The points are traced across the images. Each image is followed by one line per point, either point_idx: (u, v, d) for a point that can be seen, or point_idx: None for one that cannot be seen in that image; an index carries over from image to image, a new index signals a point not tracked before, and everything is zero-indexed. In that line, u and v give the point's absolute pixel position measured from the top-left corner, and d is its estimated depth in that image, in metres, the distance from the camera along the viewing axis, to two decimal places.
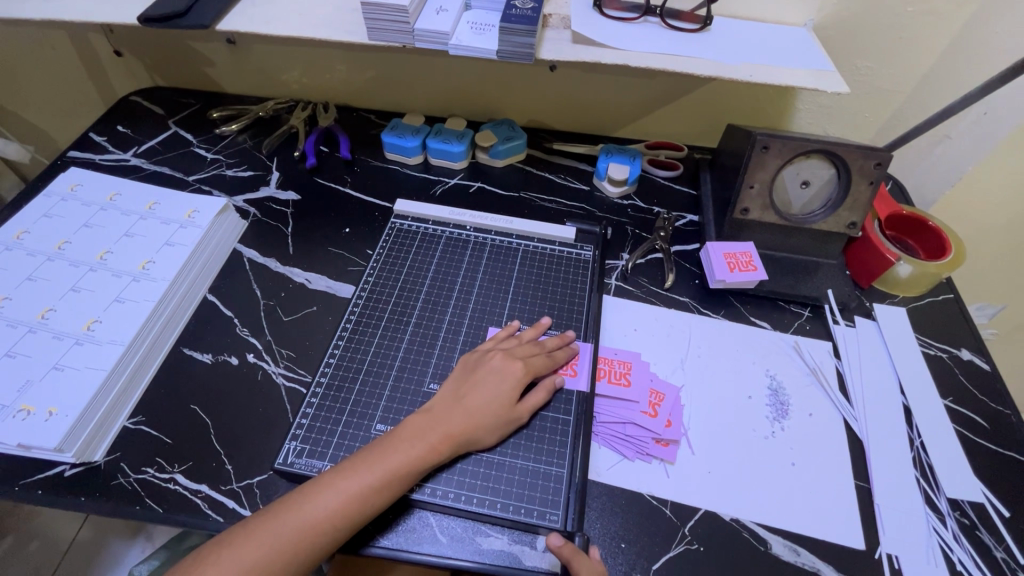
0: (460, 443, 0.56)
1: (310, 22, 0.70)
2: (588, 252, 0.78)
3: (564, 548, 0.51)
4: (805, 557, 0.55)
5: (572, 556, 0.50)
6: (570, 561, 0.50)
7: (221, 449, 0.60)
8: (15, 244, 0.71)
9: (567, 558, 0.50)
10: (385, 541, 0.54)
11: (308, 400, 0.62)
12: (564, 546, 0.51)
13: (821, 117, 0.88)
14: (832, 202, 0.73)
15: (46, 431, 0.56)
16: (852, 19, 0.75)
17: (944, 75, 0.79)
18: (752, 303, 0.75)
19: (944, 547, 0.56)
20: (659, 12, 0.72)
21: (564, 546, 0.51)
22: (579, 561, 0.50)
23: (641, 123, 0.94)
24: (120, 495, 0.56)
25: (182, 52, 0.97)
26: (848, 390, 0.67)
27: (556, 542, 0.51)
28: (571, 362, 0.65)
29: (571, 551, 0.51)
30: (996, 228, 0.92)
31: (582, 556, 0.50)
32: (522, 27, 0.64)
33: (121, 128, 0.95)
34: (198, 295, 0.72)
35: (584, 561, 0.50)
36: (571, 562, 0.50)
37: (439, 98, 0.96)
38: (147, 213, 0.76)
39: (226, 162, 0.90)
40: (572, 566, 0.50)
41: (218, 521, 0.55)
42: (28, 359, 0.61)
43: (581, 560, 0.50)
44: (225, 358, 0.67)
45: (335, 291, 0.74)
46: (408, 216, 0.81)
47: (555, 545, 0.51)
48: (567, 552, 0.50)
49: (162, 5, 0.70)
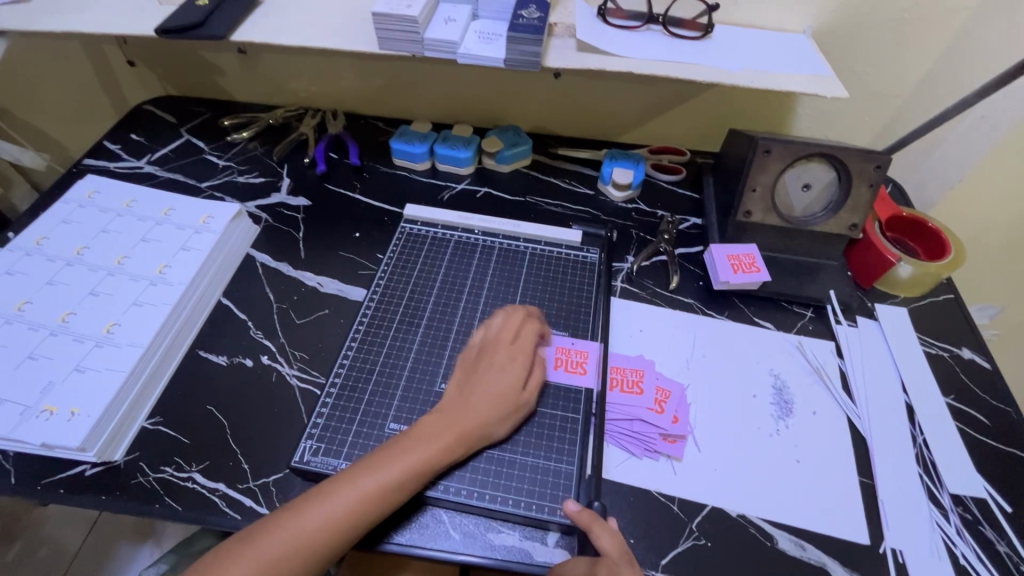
0: (473, 440, 0.57)
1: (322, 32, 0.72)
2: (594, 254, 0.79)
3: (582, 514, 0.52)
4: (811, 552, 0.56)
5: (591, 522, 0.52)
6: (590, 527, 0.52)
7: (238, 449, 0.61)
8: (35, 250, 0.73)
9: (585, 524, 0.52)
10: (400, 538, 0.55)
11: (322, 400, 0.63)
12: (582, 512, 0.53)
13: (820, 121, 0.89)
14: (832, 204, 0.74)
15: (69, 430, 0.57)
16: (850, 25, 0.77)
17: (941, 79, 0.80)
18: (754, 304, 0.77)
19: (947, 541, 0.57)
20: (662, 20, 0.74)
21: (582, 512, 0.53)
22: (598, 527, 0.52)
23: (643, 128, 0.96)
24: (140, 494, 0.58)
25: (194, 62, 0.99)
26: (851, 388, 0.68)
27: (573, 508, 0.53)
28: (580, 361, 0.67)
29: (589, 517, 0.52)
30: (994, 229, 0.94)
31: (600, 522, 0.52)
32: (529, 36, 0.66)
33: (134, 136, 0.97)
34: (213, 298, 0.74)
35: (602, 527, 0.52)
36: (591, 528, 0.51)
37: (445, 105, 0.98)
38: (162, 218, 0.78)
39: (238, 168, 0.92)
40: (591, 531, 0.51)
41: (235, 518, 0.56)
42: (50, 361, 0.63)
43: (599, 526, 0.52)
44: (240, 360, 0.69)
45: (346, 294, 0.76)
46: (418, 220, 0.83)
47: (574, 511, 0.53)
48: (586, 517, 0.52)
49: (178, 17, 0.72)
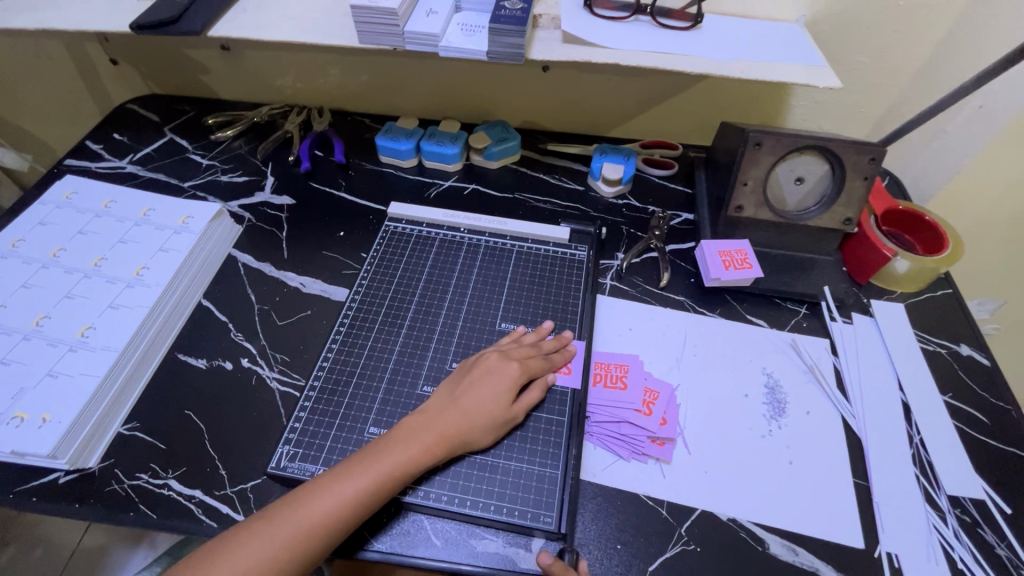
0: (455, 444, 0.56)
1: (301, 26, 0.71)
2: (583, 252, 0.77)
3: (553, 565, 0.50)
4: (803, 556, 0.54)
5: (562, 573, 0.50)
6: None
7: (215, 454, 0.60)
8: (11, 252, 0.71)
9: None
10: (380, 545, 0.54)
11: (301, 404, 0.62)
12: (554, 563, 0.50)
13: (814, 113, 0.87)
14: (826, 198, 0.72)
15: (40, 437, 0.56)
16: (843, 14, 0.75)
17: (938, 69, 0.78)
18: (748, 301, 0.75)
19: (945, 544, 0.56)
20: (650, 10, 0.71)
21: (554, 564, 0.50)
22: None
23: (634, 123, 0.94)
24: (113, 501, 0.56)
25: (176, 59, 0.97)
26: (846, 386, 0.66)
27: (546, 560, 0.51)
28: (619, 373, 0.66)
29: (560, 568, 0.50)
30: (995, 221, 0.91)
31: (571, 573, 0.50)
32: (512, 27, 0.64)
33: (116, 135, 0.96)
34: (192, 300, 0.72)
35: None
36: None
37: (433, 100, 0.96)
38: (141, 219, 0.77)
39: (222, 167, 0.91)
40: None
41: (212, 526, 0.55)
42: (23, 366, 0.61)
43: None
44: (219, 363, 0.67)
45: (329, 295, 0.74)
46: (402, 219, 0.81)
47: (546, 562, 0.51)
48: (557, 568, 0.50)
49: (153, 12, 0.70)
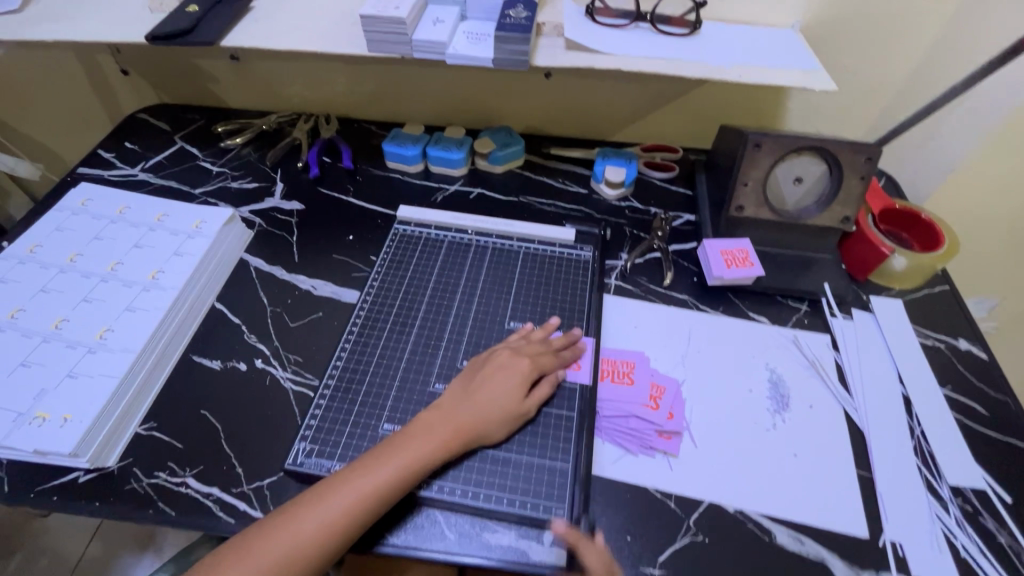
0: (470, 437, 0.57)
1: (312, 36, 0.73)
2: (588, 252, 0.79)
3: (570, 532, 0.53)
4: (809, 546, 0.56)
5: (578, 541, 0.52)
6: (577, 544, 0.52)
7: (232, 452, 0.61)
8: (29, 257, 0.73)
9: (573, 542, 0.52)
10: (396, 540, 0.55)
11: (316, 402, 0.63)
12: (571, 531, 0.53)
13: (811, 116, 0.89)
14: (824, 197, 0.74)
15: (62, 436, 0.57)
16: (837, 20, 0.77)
17: (931, 72, 0.81)
18: (750, 299, 0.76)
19: (948, 533, 0.57)
20: (650, 17, 0.74)
21: (569, 531, 0.53)
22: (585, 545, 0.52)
23: (634, 127, 0.96)
24: (133, 499, 0.57)
25: (186, 70, 0.99)
26: (847, 380, 0.68)
27: (562, 526, 0.53)
28: (627, 371, 0.67)
29: (576, 535, 0.53)
30: (990, 219, 0.93)
31: (587, 541, 0.53)
32: (518, 35, 0.66)
33: (128, 144, 0.98)
34: (206, 304, 0.74)
35: (589, 546, 0.52)
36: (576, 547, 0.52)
37: (437, 107, 0.98)
38: (155, 224, 0.78)
39: (232, 174, 0.93)
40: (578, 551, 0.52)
41: (230, 522, 0.56)
42: (44, 368, 0.63)
43: (587, 545, 0.52)
44: (233, 365, 0.68)
45: (340, 297, 0.76)
46: (411, 222, 0.83)
47: (562, 528, 0.53)
48: (574, 536, 0.53)
49: (168, 23, 0.72)
